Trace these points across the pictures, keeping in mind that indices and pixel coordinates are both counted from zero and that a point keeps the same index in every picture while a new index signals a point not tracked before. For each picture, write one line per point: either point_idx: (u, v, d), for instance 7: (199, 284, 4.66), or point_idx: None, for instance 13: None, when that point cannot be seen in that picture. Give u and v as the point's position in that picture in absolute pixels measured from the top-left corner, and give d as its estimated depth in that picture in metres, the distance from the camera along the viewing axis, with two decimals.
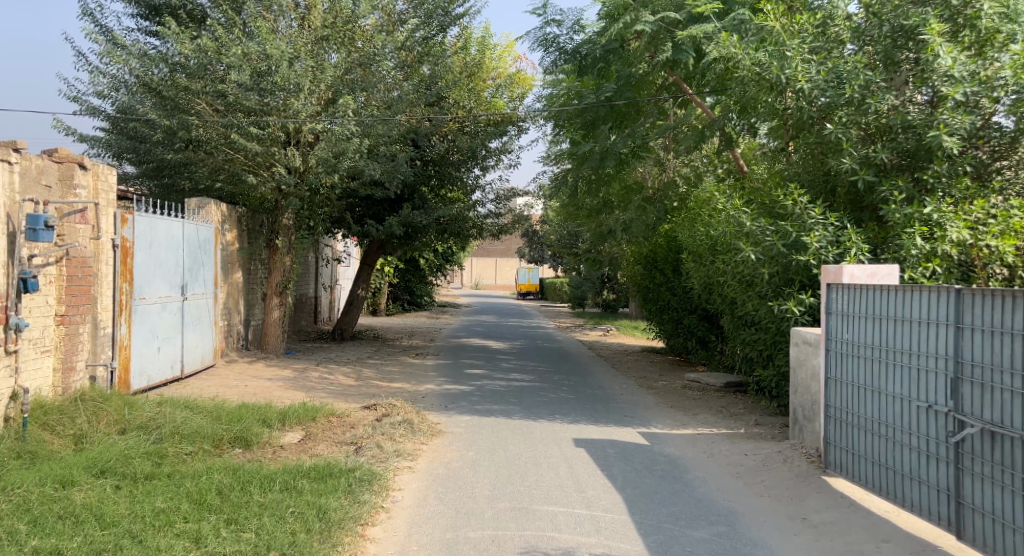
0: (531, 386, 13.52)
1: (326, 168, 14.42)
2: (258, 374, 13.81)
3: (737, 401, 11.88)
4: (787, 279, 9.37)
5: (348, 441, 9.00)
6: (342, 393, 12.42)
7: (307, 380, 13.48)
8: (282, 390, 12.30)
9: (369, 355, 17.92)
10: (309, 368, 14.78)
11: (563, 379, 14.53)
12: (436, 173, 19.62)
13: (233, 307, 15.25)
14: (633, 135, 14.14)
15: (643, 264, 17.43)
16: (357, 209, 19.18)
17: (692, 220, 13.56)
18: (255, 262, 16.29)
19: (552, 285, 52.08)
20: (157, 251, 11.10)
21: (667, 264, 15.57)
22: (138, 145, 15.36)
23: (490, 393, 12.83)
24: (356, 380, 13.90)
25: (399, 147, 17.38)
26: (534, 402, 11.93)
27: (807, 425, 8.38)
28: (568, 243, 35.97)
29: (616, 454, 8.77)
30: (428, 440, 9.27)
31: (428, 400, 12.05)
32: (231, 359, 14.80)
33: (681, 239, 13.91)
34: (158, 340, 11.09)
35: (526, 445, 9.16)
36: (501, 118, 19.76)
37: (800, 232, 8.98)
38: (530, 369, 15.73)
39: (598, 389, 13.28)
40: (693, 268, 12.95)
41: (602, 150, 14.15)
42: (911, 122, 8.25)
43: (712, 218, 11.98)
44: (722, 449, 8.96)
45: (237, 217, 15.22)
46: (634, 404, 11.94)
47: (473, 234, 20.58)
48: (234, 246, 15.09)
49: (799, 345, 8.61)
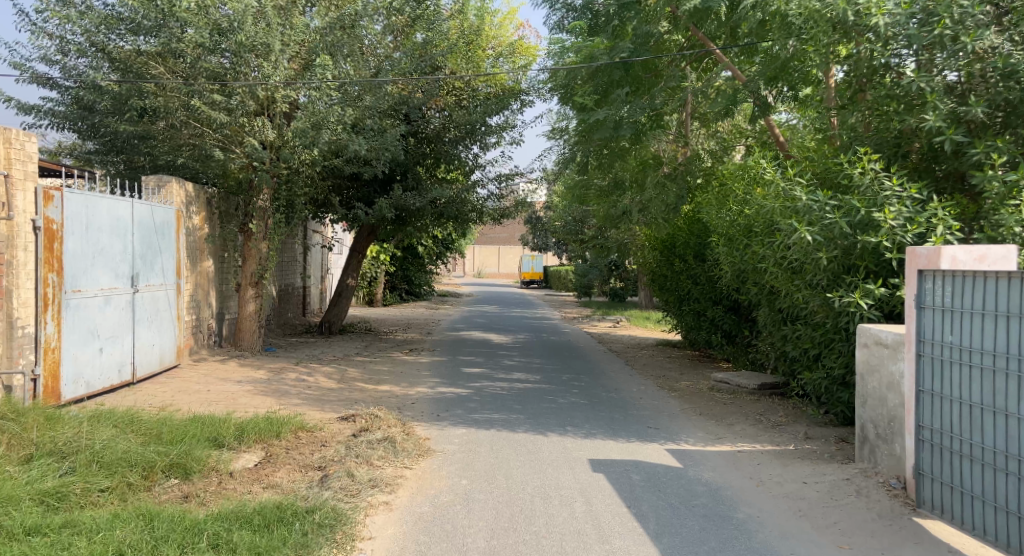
0: (537, 389, 11.88)
1: (306, 143, 12.82)
2: (228, 374, 12.17)
3: (776, 407, 10.24)
4: (848, 265, 7.76)
5: (314, 466, 7.37)
6: (319, 399, 10.79)
7: (281, 382, 11.85)
8: (250, 395, 10.67)
9: (358, 351, 16.25)
10: (287, 368, 13.16)
11: (573, 378, 12.88)
12: (431, 151, 17.98)
13: (203, 299, 13.62)
14: (652, 101, 12.48)
15: (660, 250, 15.77)
16: (346, 191, 17.55)
17: (721, 199, 11.90)
18: (229, 249, 14.65)
19: (557, 273, 50.38)
20: (99, 235, 9.46)
21: (688, 250, 13.87)
22: (96, 118, 13.72)
23: (491, 398, 11.18)
24: (339, 382, 12.28)
25: (390, 121, 15.73)
26: (541, 409, 10.28)
27: (883, 447, 6.71)
28: (575, 229, 34.23)
29: (645, 481, 7.11)
30: (414, 464, 7.61)
31: (418, 408, 10.40)
32: (199, 358, 13.16)
33: (707, 219, 12.24)
34: (100, 340, 9.42)
35: (533, 469, 7.51)
36: (503, 92, 18.14)
37: (870, 208, 7.34)
38: (535, 367, 14.05)
39: (613, 393, 11.61)
40: (722, 253, 11.28)
41: (618, 119, 12.38)
42: (1015, 66, 6.95)
43: (751, 194, 10.32)
44: (773, 473, 7.29)
45: (205, 199, 13.64)
46: (658, 411, 10.28)
47: (473, 218, 18.90)
48: (202, 231, 13.52)
49: (868, 348, 6.92)
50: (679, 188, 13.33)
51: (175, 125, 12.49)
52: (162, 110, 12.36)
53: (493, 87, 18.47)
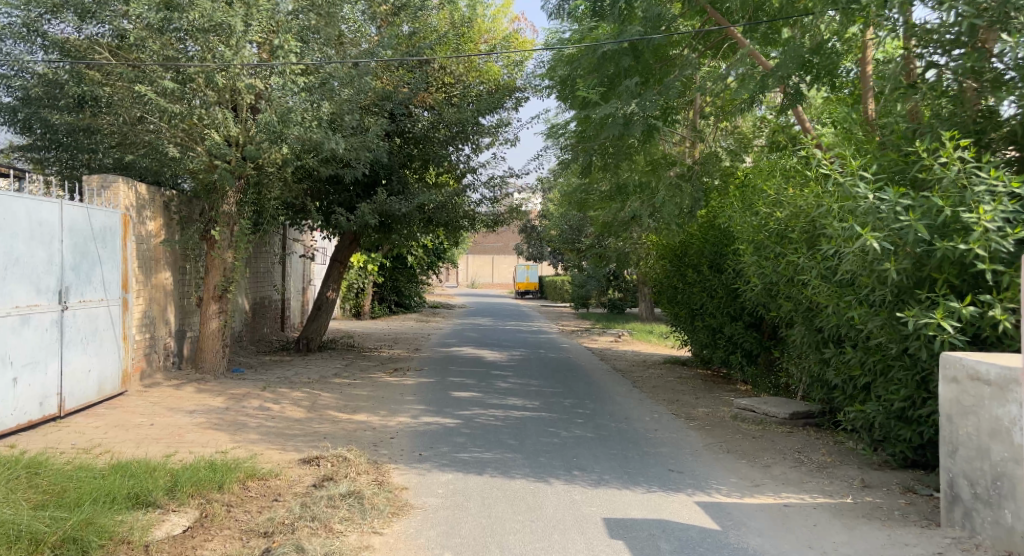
0: (535, 418, 10.39)
1: (272, 140, 11.40)
2: (182, 402, 10.66)
3: (816, 443, 8.75)
4: (920, 278, 6.28)
5: (258, 532, 5.90)
6: (282, 434, 9.27)
7: (241, 411, 10.34)
8: (201, 429, 9.14)
9: (337, 372, 14.72)
10: (252, 393, 11.64)
11: (576, 405, 11.41)
12: (418, 153, 16.42)
13: (158, 316, 12.12)
14: (665, 92, 10.89)
15: (671, 260, 14.27)
16: (325, 195, 16.06)
17: (744, 201, 10.45)
18: (190, 259, 13.16)
19: (554, 283, 48.86)
20: (14, 243, 8.08)
21: (704, 258, 12.40)
22: (38, 111, 12.22)
23: (482, 431, 9.67)
24: (308, 411, 10.77)
25: (371, 117, 14.22)
26: (540, 446, 8.79)
27: (986, 511, 5.21)
28: (573, 237, 32.74)
29: (676, 553, 5.61)
30: (385, 527, 6.13)
31: (398, 446, 8.88)
32: (153, 383, 11.64)
33: (730, 223, 10.77)
34: (13, 368, 8.04)
35: (534, 533, 6.01)
36: (497, 89, 16.73)
37: (957, 207, 5.88)
38: (532, 391, 12.55)
39: (624, 423, 10.13)
40: (747, 263, 9.78)
41: (626, 112, 10.95)
42: None
43: (785, 194, 8.88)
44: (837, 539, 5.79)
45: (161, 202, 12.20)
46: (678, 448, 8.77)
47: (465, 225, 17.38)
48: (159, 238, 12.13)
49: (958, 383, 5.43)
50: (695, 191, 11.63)
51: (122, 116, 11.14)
52: (111, 103, 11.02)
53: (485, 84, 17.04)
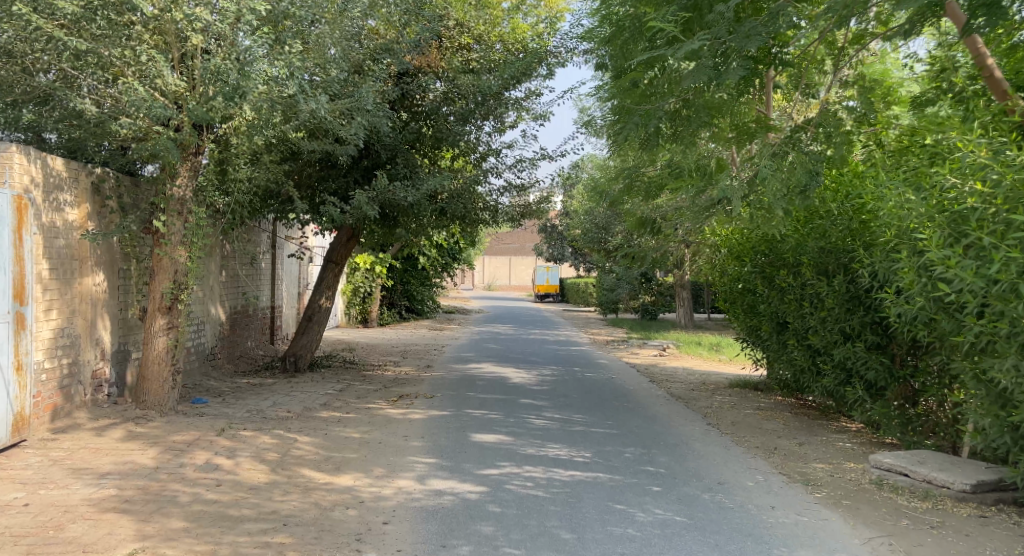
0: (592, 485, 7.26)
1: (228, 97, 8.49)
2: (97, 457, 7.65)
3: None
4: None
5: None
6: (219, 517, 6.17)
7: (175, 473, 7.32)
8: (97, 511, 6.09)
9: (325, 402, 11.62)
10: (201, 441, 8.58)
11: (645, 458, 8.28)
12: (430, 130, 13.35)
13: (82, 333, 9.14)
14: (771, 23, 7.79)
15: (752, 259, 11.16)
16: (313, 180, 13.00)
17: (891, 170, 7.31)
18: (132, 260, 10.13)
19: (576, 286, 45.67)
20: None
21: (812, 257, 9.26)
22: None
23: (519, 510, 6.53)
24: (272, 471, 7.67)
25: (368, 79, 11.20)
26: (610, 546, 5.68)
27: None
28: (601, 236, 29.51)
29: None
30: None
31: (391, 543, 5.80)
32: (70, 426, 8.66)
33: (873, 205, 7.56)
34: None
35: None
36: (527, 51, 13.61)
37: None
38: (579, 434, 9.43)
39: (722, 495, 7.00)
40: (909, 265, 6.60)
41: (713, 54, 7.89)
42: None
43: (991, 160, 5.74)
44: None
45: (88, 182, 9.20)
46: (825, 550, 5.62)
47: (484, 219, 14.31)
48: (85, 228, 9.13)
49: None
50: (808, 161, 8.42)
51: (50, 55, 8.61)
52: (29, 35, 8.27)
53: (507, 46, 13.85)
